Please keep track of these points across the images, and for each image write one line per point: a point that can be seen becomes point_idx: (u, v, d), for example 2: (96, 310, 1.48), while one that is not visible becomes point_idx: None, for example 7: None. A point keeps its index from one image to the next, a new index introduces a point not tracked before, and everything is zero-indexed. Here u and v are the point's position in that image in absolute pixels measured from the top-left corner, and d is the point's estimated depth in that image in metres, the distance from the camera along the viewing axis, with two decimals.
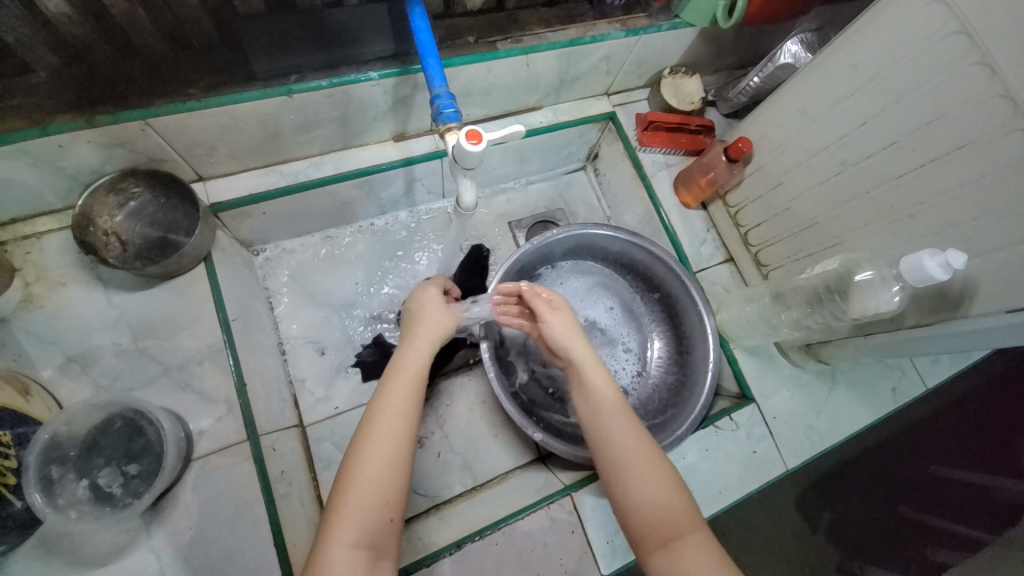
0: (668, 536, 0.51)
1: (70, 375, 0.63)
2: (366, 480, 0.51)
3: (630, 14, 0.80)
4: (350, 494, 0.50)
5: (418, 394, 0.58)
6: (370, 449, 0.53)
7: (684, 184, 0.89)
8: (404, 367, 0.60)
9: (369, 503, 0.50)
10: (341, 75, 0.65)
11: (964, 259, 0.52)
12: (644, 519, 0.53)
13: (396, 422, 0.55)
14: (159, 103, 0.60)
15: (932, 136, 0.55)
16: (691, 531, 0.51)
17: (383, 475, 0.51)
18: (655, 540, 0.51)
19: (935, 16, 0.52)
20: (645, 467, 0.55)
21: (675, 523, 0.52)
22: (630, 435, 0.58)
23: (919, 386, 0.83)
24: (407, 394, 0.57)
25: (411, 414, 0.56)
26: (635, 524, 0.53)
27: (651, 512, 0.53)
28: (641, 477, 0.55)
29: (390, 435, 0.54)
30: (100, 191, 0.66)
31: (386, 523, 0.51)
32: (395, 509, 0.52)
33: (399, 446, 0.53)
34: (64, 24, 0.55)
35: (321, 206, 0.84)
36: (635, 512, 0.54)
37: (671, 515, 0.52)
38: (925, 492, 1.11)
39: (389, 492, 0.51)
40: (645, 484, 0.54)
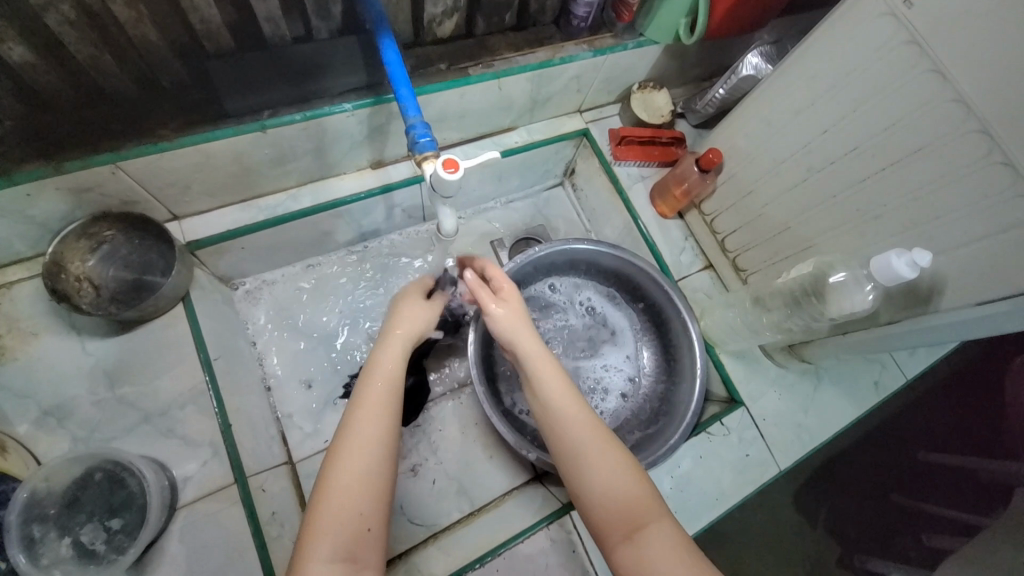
0: (631, 527, 0.51)
1: (45, 430, 0.61)
2: (348, 484, 0.50)
3: (596, 35, 0.82)
4: (332, 500, 0.49)
5: (393, 398, 0.56)
6: (348, 455, 0.51)
7: (660, 195, 0.91)
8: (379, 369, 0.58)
9: (352, 509, 0.49)
10: (315, 107, 0.66)
11: (930, 257, 0.54)
12: (606, 510, 0.52)
13: (374, 426, 0.53)
14: (129, 145, 0.59)
15: (891, 142, 0.57)
16: (654, 521, 0.51)
17: (360, 483, 0.50)
18: (619, 533, 0.51)
19: (886, 27, 0.54)
20: (606, 454, 0.55)
21: (637, 516, 0.51)
22: (584, 427, 0.56)
23: (899, 378, 0.85)
24: (385, 395, 0.56)
25: (388, 419, 0.55)
26: (600, 521, 0.52)
27: (613, 504, 0.52)
28: (598, 469, 0.54)
29: (369, 439, 0.52)
30: (70, 237, 0.64)
31: (362, 530, 0.49)
32: (373, 517, 0.50)
33: (379, 450, 0.52)
34: (27, 72, 0.53)
35: (300, 237, 0.83)
36: (599, 506, 0.53)
37: (636, 506, 0.52)
38: (913, 479, 1.14)
39: (366, 497, 0.50)
40: (603, 476, 0.53)
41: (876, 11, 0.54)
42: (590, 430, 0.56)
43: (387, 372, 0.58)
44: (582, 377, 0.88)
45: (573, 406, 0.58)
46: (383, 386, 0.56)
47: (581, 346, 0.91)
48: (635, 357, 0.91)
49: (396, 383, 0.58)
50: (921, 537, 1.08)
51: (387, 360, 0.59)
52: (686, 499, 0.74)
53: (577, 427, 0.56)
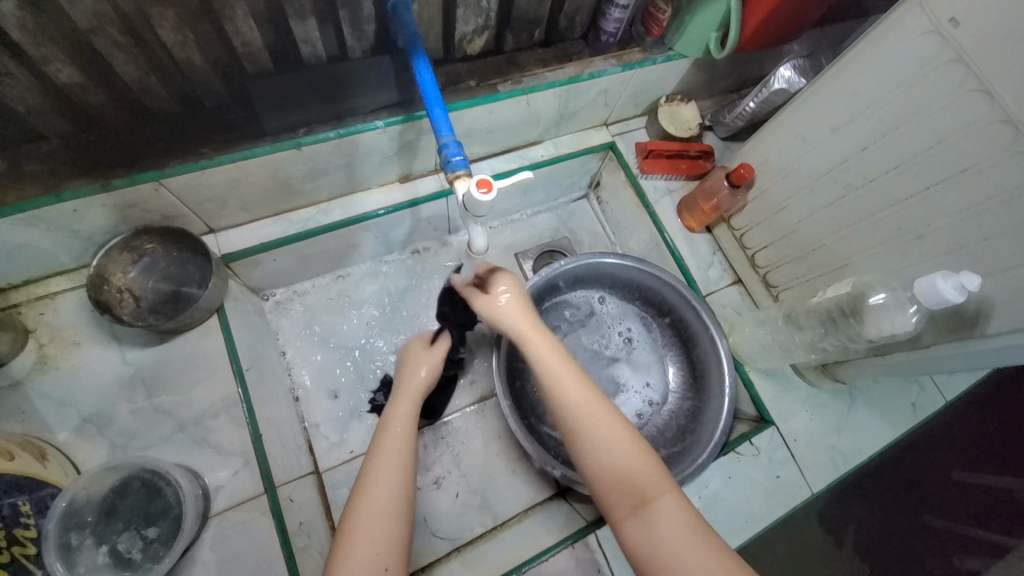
0: (637, 499, 0.52)
1: (86, 437, 0.63)
2: (367, 524, 0.51)
3: (625, 49, 0.82)
4: (350, 548, 0.49)
5: (410, 443, 0.58)
6: (365, 496, 0.53)
7: (687, 209, 0.90)
8: (395, 419, 0.60)
9: (369, 549, 0.50)
10: (349, 125, 0.67)
11: (978, 281, 0.52)
12: (609, 479, 0.54)
13: (391, 470, 0.54)
14: (173, 163, 0.61)
15: (935, 161, 0.56)
16: (658, 495, 0.52)
17: (379, 526, 0.51)
18: (625, 505, 0.52)
19: (930, 45, 0.53)
20: (607, 424, 0.56)
21: (641, 487, 0.52)
22: (588, 407, 0.56)
23: (938, 400, 0.82)
24: (400, 441, 0.58)
25: (404, 468, 0.56)
26: (605, 492, 0.54)
27: (617, 474, 0.53)
28: (601, 440, 0.55)
29: (386, 485, 0.53)
30: (114, 250, 0.67)
31: (379, 573, 0.49)
32: (389, 558, 0.50)
33: (395, 493, 0.53)
34: (77, 93, 0.55)
35: (330, 249, 0.85)
36: (604, 476, 0.54)
37: (641, 478, 0.53)
38: (942, 497, 1.10)
39: (386, 542, 0.50)
40: (605, 445, 0.54)
41: (919, 29, 0.53)
42: (587, 400, 0.57)
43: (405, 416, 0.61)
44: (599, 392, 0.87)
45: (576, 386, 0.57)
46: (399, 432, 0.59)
47: (602, 361, 0.90)
48: (655, 376, 0.89)
49: (411, 427, 0.60)
50: (954, 559, 1.07)
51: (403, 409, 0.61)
52: (714, 520, 0.72)
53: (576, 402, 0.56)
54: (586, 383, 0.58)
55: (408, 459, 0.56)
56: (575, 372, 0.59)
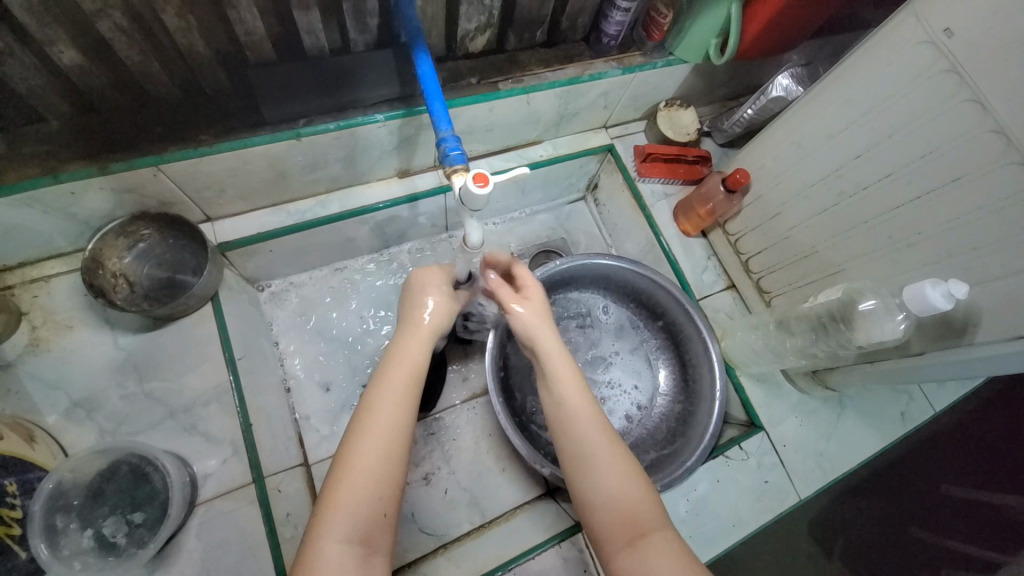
0: (635, 532, 0.51)
1: (75, 421, 0.63)
2: (365, 464, 0.49)
3: (625, 53, 0.83)
4: (347, 488, 0.48)
5: (416, 379, 0.55)
6: (366, 433, 0.50)
7: (684, 213, 0.90)
8: (402, 355, 0.56)
9: (367, 489, 0.48)
10: (349, 118, 0.67)
11: (966, 289, 0.53)
12: (608, 512, 0.53)
13: (394, 410, 0.52)
14: (172, 149, 0.61)
15: (926, 169, 0.56)
16: (657, 528, 0.52)
17: (379, 468, 0.49)
18: (620, 539, 0.52)
19: (924, 55, 0.53)
20: (613, 459, 0.55)
21: (641, 521, 0.52)
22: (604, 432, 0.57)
23: (927, 410, 0.83)
24: (405, 377, 0.54)
25: (407, 409, 0.53)
26: (601, 525, 0.53)
27: (617, 506, 0.53)
28: (606, 472, 0.55)
29: (387, 427, 0.51)
30: (110, 235, 0.67)
31: (376, 517, 0.48)
32: (388, 504, 0.49)
33: (398, 433, 0.51)
34: (78, 76, 0.56)
35: (327, 242, 0.85)
36: (602, 508, 0.54)
37: (642, 512, 0.52)
38: (930, 510, 1.10)
39: (384, 485, 0.49)
40: (610, 478, 0.54)
41: (914, 39, 0.54)
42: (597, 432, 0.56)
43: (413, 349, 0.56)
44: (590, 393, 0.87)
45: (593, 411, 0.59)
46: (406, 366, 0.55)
47: (595, 363, 0.89)
48: (645, 381, 0.89)
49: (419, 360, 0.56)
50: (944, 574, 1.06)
51: (409, 347, 0.56)
52: (701, 523, 0.73)
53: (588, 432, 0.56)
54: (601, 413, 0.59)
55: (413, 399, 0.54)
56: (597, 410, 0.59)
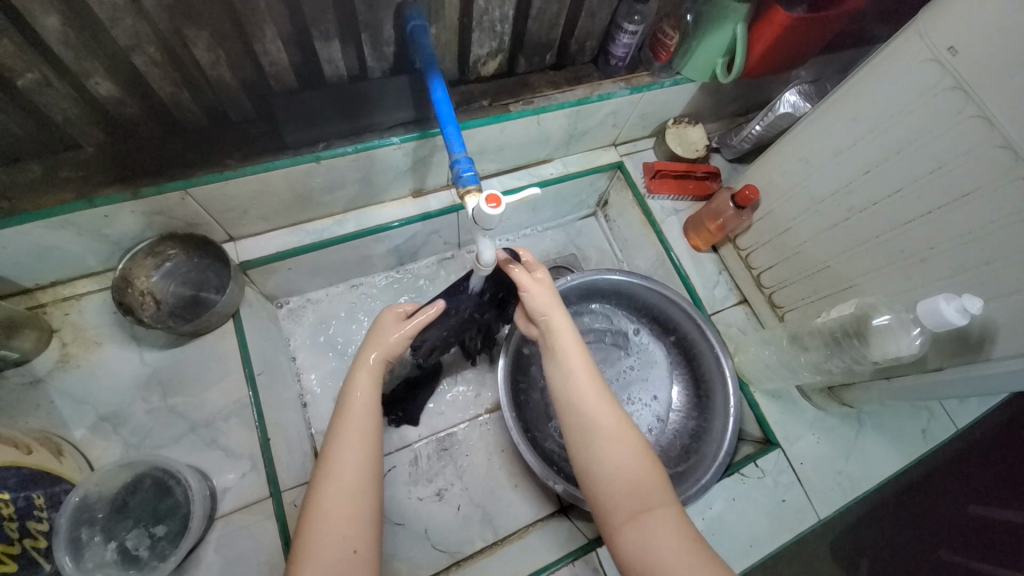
0: (639, 506, 0.54)
1: (101, 435, 0.65)
2: (332, 503, 0.51)
3: (633, 73, 0.85)
4: (315, 529, 0.50)
5: (371, 418, 0.58)
6: (324, 478, 0.53)
7: (694, 228, 0.91)
8: (358, 395, 0.60)
9: (335, 528, 0.50)
10: (366, 141, 0.70)
11: (980, 304, 0.52)
12: (614, 485, 0.56)
13: (353, 451, 0.55)
14: (198, 173, 0.64)
15: (936, 185, 0.57)
16: (661, 503, 0.54)
17: (344, 504, 0.51)
18: (624, 511, 0.54)
19: (929, 73, 0.54)
20: (621, 437, 0.58)
21: (645, 496, 0.54)
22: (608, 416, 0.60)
23: (949, 427, 0.81)
24: (361, 417, 0.58)
25: (367, 445, 0.56)
26: (607, 498, 0.56)
27: (623, 481, 0.56)
28: (614, 448, 0.58)
29: (348, 467, 0.53)
30: (139, 254, 0.70)
31: (348, 554, 0.49)
32: (357, 539, 0.50)
33: (357, 471, 0.54)
34: (114, 106, 0.59)
35: (343, 259, 0.87)
36: (608, 482, 0.56)
37: (647, 486, 0.55)
38: (954, 530, 1.08)
39: (354, 519, 0.51)
40: (618, 453, 0.57)
41: (919, 57, 0.55)
42: (607, 408, 0.60)
43: (364, 391, 0.60)
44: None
45: (600, 396, 0.62)
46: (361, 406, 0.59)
47: (616, 382, 0.89)
48: (669, 396, 0.88)
49: (372, 402, 0.60)
50: None
51: (363, 388, 0.60)
52: (717, 543, 0.72)
53: (598, 410, 0.60)
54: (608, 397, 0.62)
55: (369, 438, 0.56)
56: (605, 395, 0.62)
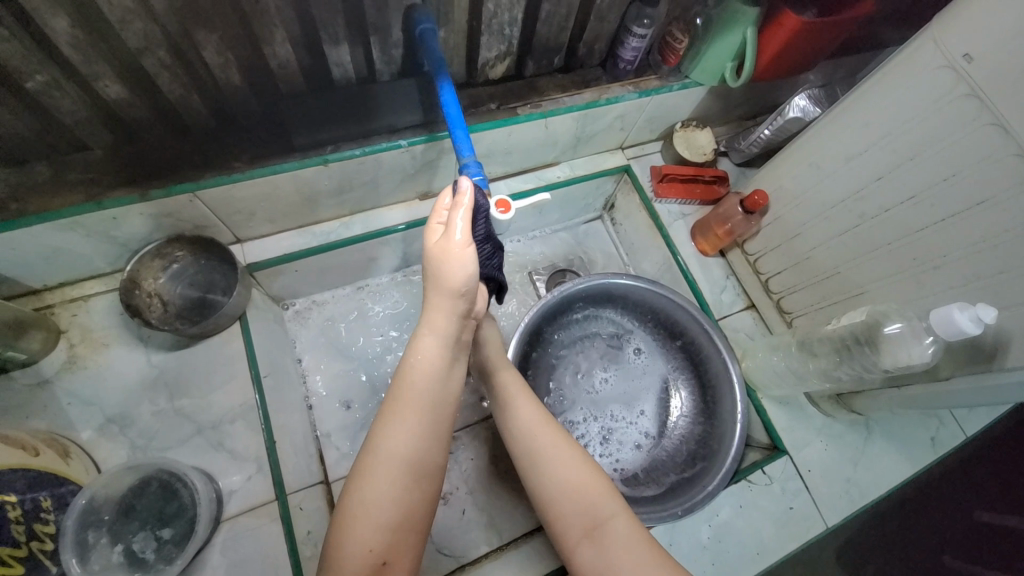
0: (591, 522, 0.53)
1: (108, 436, 0.65)
2: (375, 503, 0.48)
3: (642, 77, 0.84)
4: (356, 528, 0.47)
5: (431, 404, 0.52)
6: (378, 469, 0.49)
7: (702, 232, 0.90)
8: (414, 371, 0.52)
9: (366, 532, 0.47)
10: (374, 144, 0.70)
11: (995, 314, 0.52)
12: (564, 506, 0.55)
13: (403, 442, 0.50)
14: (207, 176, 0.64)
15: (950, 192, 0.56)
16: (612, 516, 0.54)
17: (387, 510, 0.48)
18: (579, 530, 0.54)
19: (944, 78, 0.53)
20: (564, 455, 0.57)
21: (596, 512, 0.54)
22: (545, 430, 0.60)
23: (958, 435, 0.80)
24: (422, 400, 0.51)
25: (421, 437, 0.51)
26: (558, 519, 0.55)
27: (573, 499, 0.55)
28: (558, 465, 0.57)
29: (396, 461, 0.49)
30: (147, 256, 0.70)
31: (375, 564, 0.47)
32: (388, 552, 0.48)
33: (406, 469, 0.49)
34: (123, 109, 0.59)
35: (349, 262, 0.87)
36: (558, 502, 0.55)
37: (597, 501, 0.54)
38: (963, 537, 1.06)
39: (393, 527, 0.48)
40: (562, 471, 0.56)
41: (934, 63, 0.54)
42: (546, 428, 0.60)
43: (428, 372, 0.52)
44: (598, 423, 0.86)
45: (533, 411, 0.61)
46: (425, 391, 0.52)
47: (609, 389, 0.89)
48: (661, 405, 0.88)
49: (436, 386, 0.52)
50: None
51: (424, 362, 0.52)
52: (724, 550, 0.71)
53: (538, 433, 0.59)
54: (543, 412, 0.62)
55: (426, 428, 0.51)
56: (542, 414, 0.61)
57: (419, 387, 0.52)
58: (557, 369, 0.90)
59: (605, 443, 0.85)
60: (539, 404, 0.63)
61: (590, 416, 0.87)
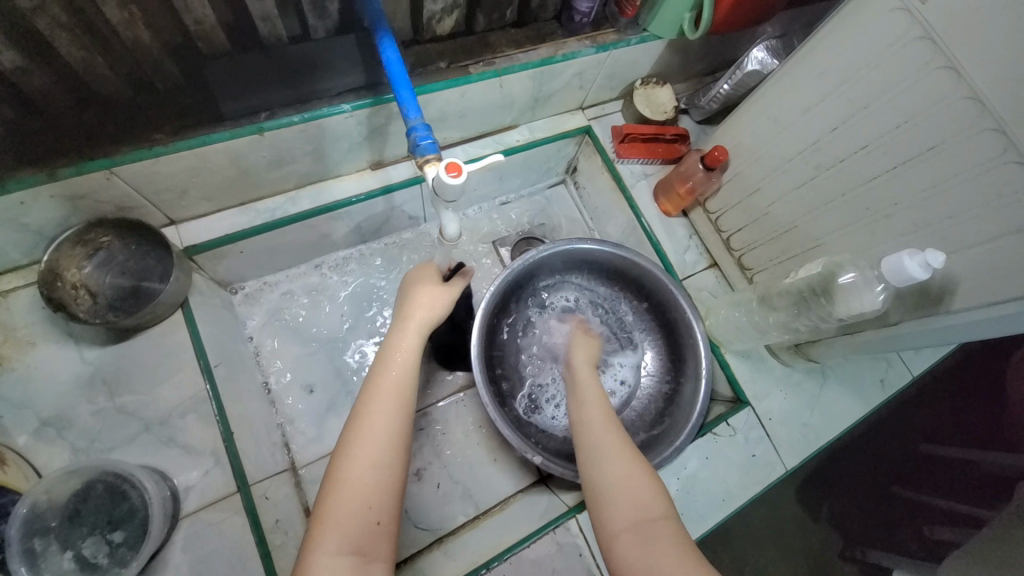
0: (637, 519, 0.50)
1: (45, 441, 0.60)
2: (359, 471, 0.48)
3: (599, 30, 0.81)
4: (345, 492, 0.47)
5: (409, 386, 0.53)
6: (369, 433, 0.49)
7: (664, 193, 0.90)
8: (398, 353, 0.55)
9: (358, 499, 0.47)
10: (313, 109, 0.64)
11: (942, 259, 0.53)
12: (613, 500, 0.51)
13: (390, 415, 0.51)
14: (124, 150, 0.58)
15: (902, 140, 0.56)
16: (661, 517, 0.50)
17: (375, 477, 0.48)
18: (628, 526, 0.49)
19: (899, 23, 0.53)
20: (615, 453, 0.55)
21: (645, 512, 0.50)
22: (603, 426, 0.58)
23: (905, 375, 0.84)
24: (400, 377, 0.53)
25: (400, 410, 0.52)
26: (605, 515, 0.51)
27: (622, 496, 0.51)
28: (609, 462, 0.54)
29: (386, 428, 0.50)
30: (65, 244, 0.64)
31: (369, 526, 0.47)
32: (381, 512, 0.48)
33: (392, 440, 0.50)
34: (15, 76, 0.51)
35: (300, 240, 0.82)
36: (605, 498, 0.52)
37: (645, 498, 0.51)
38: (911, 469, 1.14)
39: (382, 492, 0.48)
40: (612, 467, 0.53)
41: (889, 6, 0.53)
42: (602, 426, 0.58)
43: (407, 355, 0.55)
44: None
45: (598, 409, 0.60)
46: (401, 370, 0.54)
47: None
48: (621, 358, 0.90)
49: (413, 370, 0.55)
50: (924, 529, 1.08)
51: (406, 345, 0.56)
52: (692, 501, 0.74)
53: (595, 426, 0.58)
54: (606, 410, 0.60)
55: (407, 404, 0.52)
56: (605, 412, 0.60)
57: (396, 364, 0.54)
58: (512, 336, 0.89)
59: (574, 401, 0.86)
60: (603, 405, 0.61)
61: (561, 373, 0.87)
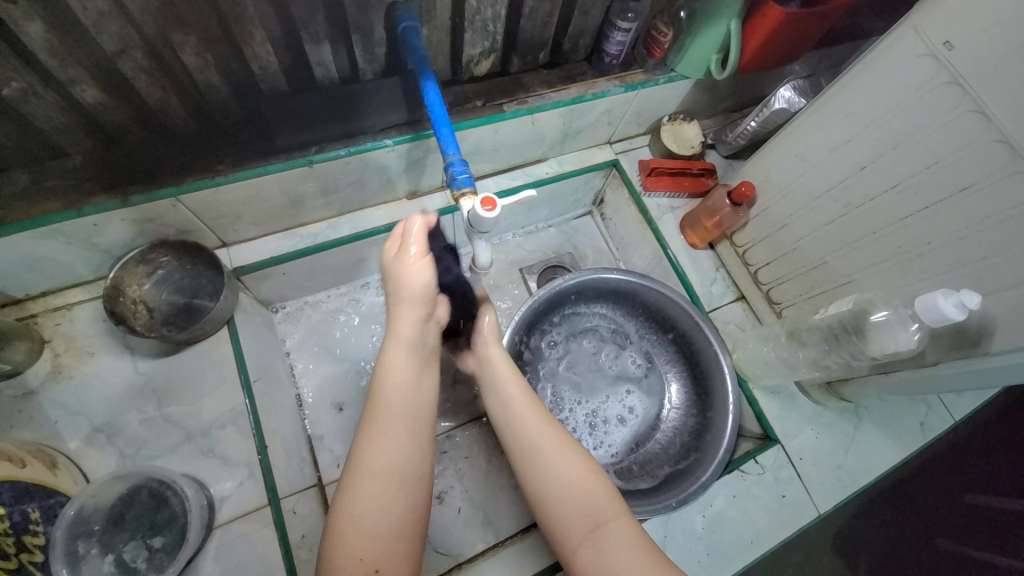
0: (592, 523, 0.53)
1: (96, 446, 0.64)
2: (357, 516, 0.48)
3: (627, 71, 0.84)
4: (347, 536, 0.48)
5: (404, 422, 0.53)
6: (364, 477, 0.50)
7: (690, 225, 0.91)
8: (392, 387, 0.54)
9: (356, 545, 0.47)
10: (359, 144, 0.69)
11: (978, 299, 0.52)
12: (564, 508, 0.55)
13: (387, 455, 0.51)
14: (188, 180, 0.63)
15: (932, 180, 0.57)
16: (612, 518, 0.54)
17: (375, 520, 0.48)
18: (579, 532, 0.53)
19: (925, 67, 0.54)
20: (560, 456, 0.58)
21: (597, 512, 0.54)
22: (542, 430, 0.60)
23: (947, 420, 0.81)
24: (398, 415, 0.53)
25: (397, 450, 0.51)
26: (558, 520, 0.55)
27: (571, 502, 0.55)
28: (556, 470, 0.56)
29: (382, 469, 0.50)
30: (130, 263, 0.69)
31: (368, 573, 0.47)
32: (379, 558, 0.47)
33: (386, 488, 0.50)
34: (102, 113, 0.58)
35: (339, 264, 0.87)
36: (556, 505, 0.55)
37: (595, 502, 0.55)
38: (956, 519, 1.07)
39: (383, 536, 0.48)
40: (561, 473, 0.56)
41: (914, 52, 0.54)
42: (543, 430, 0.60)
43: (398, 389, 0.54)
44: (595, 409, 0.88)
45: (532, 410, 0.62)
46: (396, 406, 0.53)
47: (586, 376, 0.90)
48: (639, 386, 0.90)
49: (406, 405, 0.54)
50: None
51: (396, 380, 0.54)
52: (718, 541, 0.72)
53: (536, 429, 0.60)
54: (541, 412, 0.62)
55: (410, 444, 0.52)
56: (544, 416, 0.62)
57: (393, 399, 0.53)
58: (532, 363, 0.89)
59: (597, 432, 0.86)
60: (537, 405, 0.63)
61: (581, 402, 0.88)
